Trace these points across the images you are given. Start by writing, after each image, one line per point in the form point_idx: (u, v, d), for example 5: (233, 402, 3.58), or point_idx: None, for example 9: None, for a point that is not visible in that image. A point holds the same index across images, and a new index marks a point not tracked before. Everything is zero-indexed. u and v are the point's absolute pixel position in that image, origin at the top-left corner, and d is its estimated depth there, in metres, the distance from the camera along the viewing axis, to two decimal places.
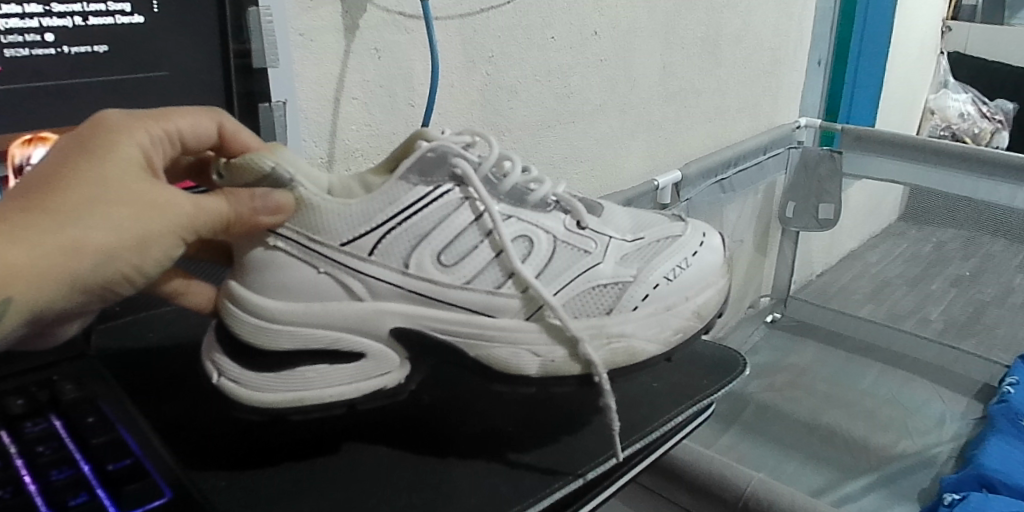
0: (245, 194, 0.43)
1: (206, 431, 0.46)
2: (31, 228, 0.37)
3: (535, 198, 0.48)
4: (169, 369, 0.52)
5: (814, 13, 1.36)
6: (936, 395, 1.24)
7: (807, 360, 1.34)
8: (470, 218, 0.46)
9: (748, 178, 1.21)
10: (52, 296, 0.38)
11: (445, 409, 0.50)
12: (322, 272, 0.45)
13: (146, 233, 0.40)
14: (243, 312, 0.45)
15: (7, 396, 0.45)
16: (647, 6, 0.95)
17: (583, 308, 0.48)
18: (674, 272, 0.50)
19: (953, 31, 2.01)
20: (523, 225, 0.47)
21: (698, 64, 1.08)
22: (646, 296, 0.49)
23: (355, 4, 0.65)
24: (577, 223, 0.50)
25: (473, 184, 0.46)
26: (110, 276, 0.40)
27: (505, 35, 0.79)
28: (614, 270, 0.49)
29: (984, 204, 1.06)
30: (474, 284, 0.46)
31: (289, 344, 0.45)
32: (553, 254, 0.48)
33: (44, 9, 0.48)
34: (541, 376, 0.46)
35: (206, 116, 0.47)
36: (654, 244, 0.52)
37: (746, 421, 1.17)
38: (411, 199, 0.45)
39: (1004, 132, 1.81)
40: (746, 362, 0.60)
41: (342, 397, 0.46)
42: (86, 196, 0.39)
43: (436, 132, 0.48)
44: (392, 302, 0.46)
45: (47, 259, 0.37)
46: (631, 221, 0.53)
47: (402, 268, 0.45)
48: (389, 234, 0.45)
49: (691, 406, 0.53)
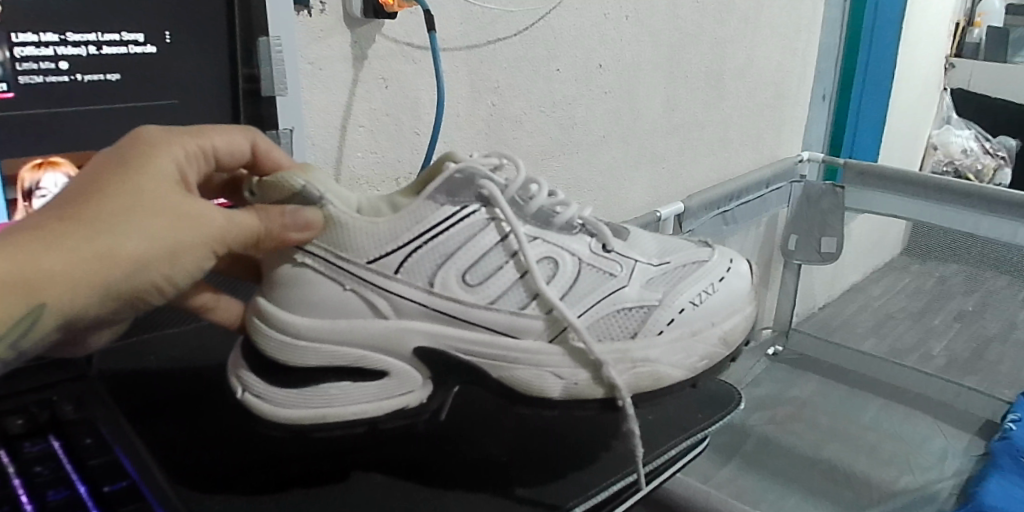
0: (276, 211, 0.43)
1: (214, 452, 0.46)
2: (70, 235, 0.38)
3: (562, 221, 0.48)
4: (170, 392, 0.52)
5: (817, 49, 1.38)
6: (938, 430, 1.23)
7: (809, 392, 1.34)
8: (496, 239, 0.47)
9: (751, 210, 1.21)
10: (87, 303, 0.39)
11: (444, 437, 0.50)
12: (348, 290, 0.45)
13: (180, 243, 0.41)
14: (269, 328, 0.46)
15: (8, 416, 0.45)
16: (651, 40, 0.96)
17: (607, 330, 0.48)
18: (700, 297, 0.50)
19: (955, 68, 2.04)
20: (548, 246, 0.48)
21: (702, 97, 1.10)
22: (671, 320, 0.49)
23: (364, 35, 0.67)
24: (602, 246, 0.50)
25: (499, 204, 0.46)
26: (142, 285, 0.40)
27: (512, 66, 0.81)
28: (640, 293, 0.49)
29: (986, 241, 1.06)
30: (498, 304, 0.46)
31: (314, 361, 0.45)
32: (577, 276, 0.48)
33: (59, 38, 0.49)
34: (564, 398, 0.46)
35: (240, 134, 0.48)
36: (680, 269, 0.52)
37: (746, 454, 1.17)
38: (437, 218, 0.45)
39: (1007, 169, 1.79)
40: (741, 396, 0.60)
41: (363, 415, 0.46)
42: (121, 206, 0.39)
43: (465, 155, 0.47)
44: (417, 320, 0.46)
45: (79, 267, 0.38)
46: (657, 245, 0.53)
47: (427, 286, 0.46)
48: (416, 253, 0.45)
49: (683, 440, 0.53)
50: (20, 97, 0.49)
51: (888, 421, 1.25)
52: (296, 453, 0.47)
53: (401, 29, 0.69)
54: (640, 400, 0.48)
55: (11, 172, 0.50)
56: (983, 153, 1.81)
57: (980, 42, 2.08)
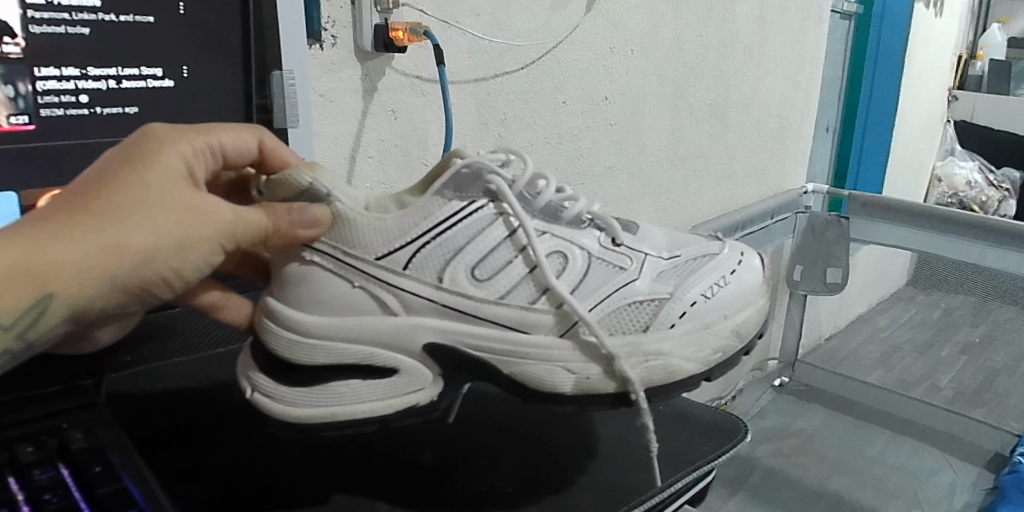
0: (284, 209, 0.43)
1: (218, 480, 0.46)
2: (79, 227, 0.39)
3: (570, 215, 0.48)
4: (179, 418, 0.52)
5: (821, 82, 1.40)
6: (946, 463, 1.22)
7: (816, 423, 1.33)
8: (504, 234, 0.47)
9: (755, 240, 1.22)
10: (95, 292, 0.40)
11: (452, 462, 0.50)
12: (356, 287, 0.45)
13: (188, 237, 0.41)
14: (278, 327, 0.45)
15: (17, 444, 0.45)
16: (656, 72, 0.98)
17: (619, 324, 0.48)
18: (712, 290, 0.50)
19: (958, 100, 2.06)
20: (557, 241, 0.48)
21: (707, 129, 1.11)
22: (683, 313, 0.49)
23: (374, 67, 0.68)
24: (612, 240, 0.50)
25: (507, 199, 0.46)
26: (150, 278, 0.41)
27: (518, 99, 0.82)
28: (650, 287, 0.49)
29: (992, 272, 1.06)
30: (508, 299, 0.46)
31: (322, 359, 0.45)
32: (587, 270, 0.48)
33: (81, 73, 0.50)
34: (577, 394, 0.46)
35: (248, 132, 0.49)
36: (690, 262, 0.52)
37: (752, 487, 1.16)
38: (445, 215, 0.46)
39: (1012, 200, 1.78)
40: (747, 428, 0.60)
41: (374, 414, 0.45)
42: (131, 198, 0.40)
43: (472, 152, 0.48)
44: (427, 317, 0.46)
45: (86, 258, 0.39)
46: (666, 239, 0.53)
47: (436, 282, 0.46)
48: (424, 248, 0.45)
49: (691, 472, 0.52)
50: (40, 129, 0.50)
51: (895, 453, 1.24)
52: (301, 478, 0.47)
53: (410, 62, 0.71)
54: (653, 395, 0.48)
55: (29, 201, 0.50)
56: (988, 185, 1.81)
57: (983, 75, 2.09)
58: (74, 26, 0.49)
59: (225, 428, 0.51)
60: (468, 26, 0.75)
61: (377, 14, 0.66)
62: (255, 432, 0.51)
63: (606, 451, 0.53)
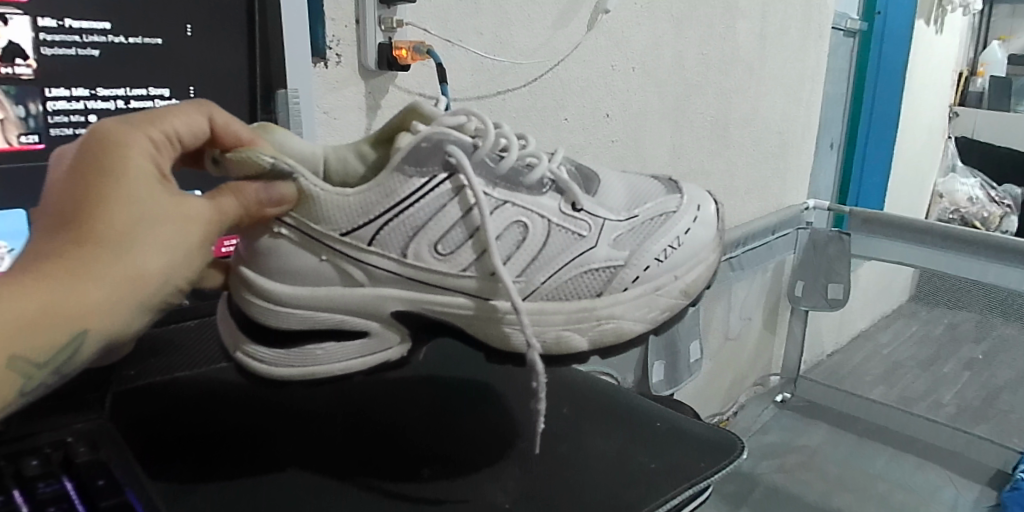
0: (251, 191, 0.40)
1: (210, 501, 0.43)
2: (90, 265, 0.35)
3: (532, 180, 0.46)
4: (173, 433, 0.50)
5: (823, 97, 1.40)
6: (949, 481, 1.22)
7: (818, 440, 1.33)
8: (459, 213, 0.44)
9: (757, 257, 1.23)
10: (124, 323, 0.37)
11: (450, 480, 0.47)
12: (323, 260, 0.43)
13: (193, 247, 0.39)
14: (252, 295, 0.44)
15: (21, 458, 0.44)
16: (656, 90, 0.99)
17: (573, 291, 0.47)
18: (666, 252, 0.49)
19: (960, 116, 2.08)
20: (517, 210, 0.46)
21: (709, 146, 1.12)
22: (636, 278, 0.48)
23: (377, 86, 0.69)
24: (571, 205, 0.48)
25: (466, 172, 0.44)
26: (169, 294, 0.39)
27: (519, 116, 0.83)
28: (607, 253, 0.48)
29: (994, 290, 1.07)
30: (470, 271, 0.45)
31: (297, 325, 0.44)
32: (546, 240, 0.46)
33: (89, 93, 0.51)
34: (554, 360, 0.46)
35: (195, 109, 0.42)
36: (648, 222, 0.50)
37: (754, 504, 1.16)
38: (408, 192, 0.43)
39: (1013, 216, 1.78)
40: (742, 443, 0.57)
41: (351, 370, 0.45)
42: (130, 218, 0.36)
43: (433, 109, 0.46)
44: (392, 288, 0.45)
45: (113, 293, 0.36)
46: (626, 194, 0.51)
47: (400, 256, 0.44)
48: (387, 226, 0.43)
49: (688, 488, 0.49)
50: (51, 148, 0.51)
51: (898, 470, 1.24)
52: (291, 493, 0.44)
53: (413, 80, 0.72)
54: (607, 355, 0.48)
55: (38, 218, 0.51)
56: (989, 202, 1.81)
57: (983, 91, 2.10)
58: (84, 47, 0.50)
59: (213, 442, 0.49)
60: (470, 44, 0.75)
61: (381, 32, 0.67)
62: (244, 445, 0.49)
63: (605, 468, 0.50)
